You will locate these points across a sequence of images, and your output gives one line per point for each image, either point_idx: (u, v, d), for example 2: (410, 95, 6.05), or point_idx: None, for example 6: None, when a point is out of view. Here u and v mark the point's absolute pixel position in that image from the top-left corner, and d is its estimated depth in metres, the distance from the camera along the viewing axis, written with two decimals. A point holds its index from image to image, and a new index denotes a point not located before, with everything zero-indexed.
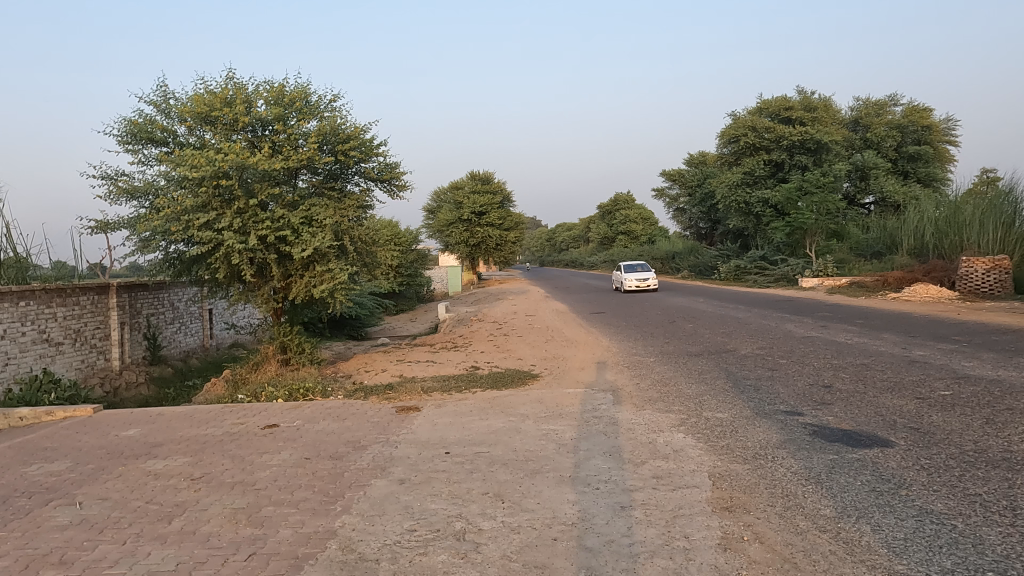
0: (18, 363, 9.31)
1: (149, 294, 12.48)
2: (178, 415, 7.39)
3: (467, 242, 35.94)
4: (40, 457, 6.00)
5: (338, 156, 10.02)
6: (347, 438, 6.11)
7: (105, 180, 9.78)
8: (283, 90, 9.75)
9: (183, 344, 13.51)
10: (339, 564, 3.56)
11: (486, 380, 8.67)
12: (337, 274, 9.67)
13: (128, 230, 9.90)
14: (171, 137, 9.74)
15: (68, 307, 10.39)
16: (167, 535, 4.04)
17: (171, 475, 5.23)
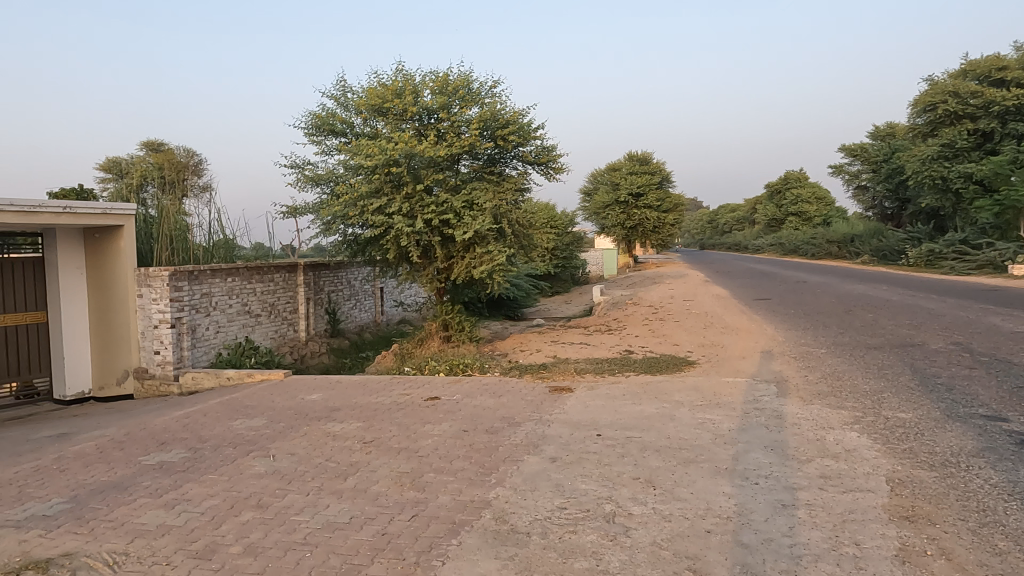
0: (226, 331, 10.68)
1: (330, 272, 13.69)
2: (353, 383, 8.12)
3: (624, 224, 35.40)
4: (242, 413, 6.89)
5: (498, 141, 10.32)
6: (502, 413, 6.34)
7: (294, 169, 10.90)
8: (447, 79, 10.20)
9: (358, 318, 14.75)
10: (493, 533, 3.72)
11: (640, 364, 8.55)
12: (495, 256, 9.96)
13: (313, 214, 10.97)
14: (349, 128, 10.58)
15: (265, 283, 11.71)
16: (343, 491, 4.47)
17: (347, 437, 5.77)
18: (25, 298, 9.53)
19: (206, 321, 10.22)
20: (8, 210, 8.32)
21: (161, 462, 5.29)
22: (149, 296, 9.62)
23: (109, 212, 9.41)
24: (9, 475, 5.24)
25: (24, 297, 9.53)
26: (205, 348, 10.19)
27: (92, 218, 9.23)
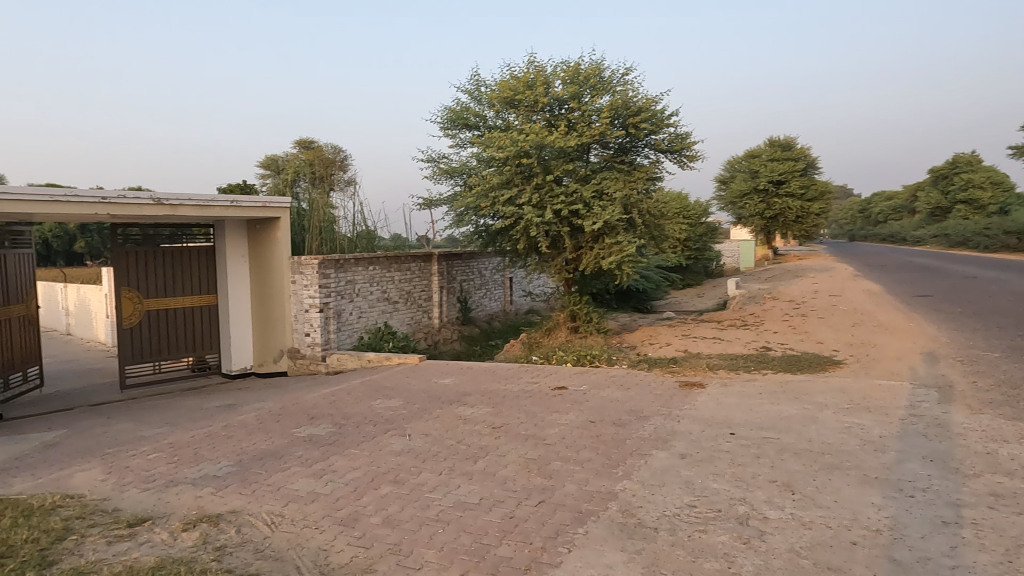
0: (367, 316, 11.38)
1: (462, 262, 14.14)
2: (483, 369, 8.37)
3: (762, 213, 33.55)
4: (381, 394, 7.33)
5: (629, 129, 10.13)
6: (630, 406, 6.26)
7: (431, 163, 11.36)
8: (578, 68, 10.15)
9: (488, 307, 15.15)
10: (619, 525, 3.70)
11: (779, 362, 8.08)
12: (625, 246, 9.79)
13: (447, 206, 11.39)
14: (482, 121, 10.86)
15: (402, 272, 12.32)
16: (473, 473, 4.62)
17: (477, 421, 5.96)
18: (200, 282, 10.73)
19: (349, 307, 10.95)
20: (187, 204, 9.38)
21: (311, 435, 5.76)
22: (301, 282, 10.44)
23: (269, 205, 10.31)
24: (186, 438, 5.94)
25: (199, 282, 10.72)
26: (349, 331, 10.93)
27: (254, 210, 10.16)
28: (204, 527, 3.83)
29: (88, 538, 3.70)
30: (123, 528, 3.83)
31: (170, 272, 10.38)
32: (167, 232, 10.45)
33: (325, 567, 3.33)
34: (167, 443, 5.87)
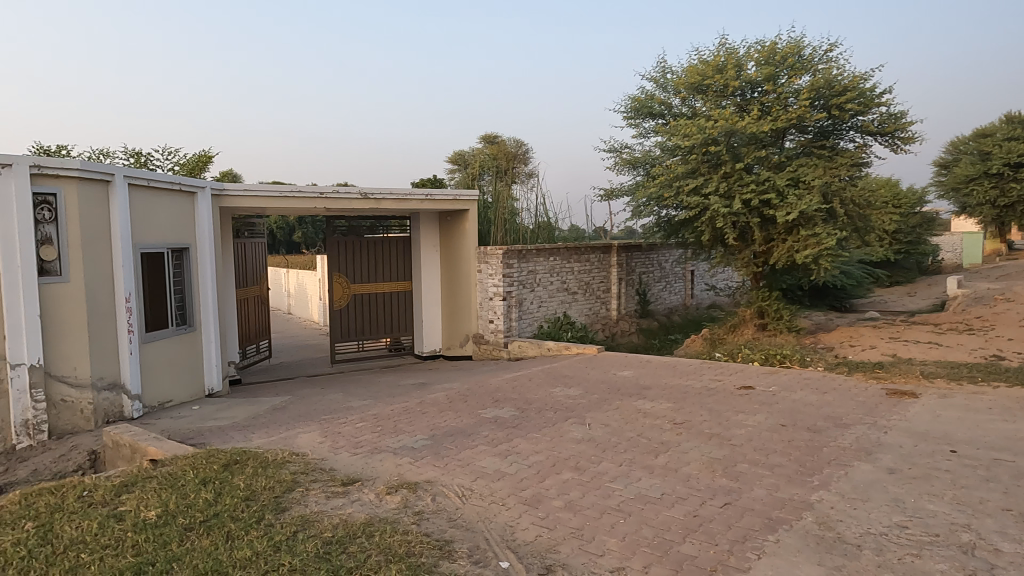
0: (547, 306, 11.64)
1: (642, 254, 13.89)
2: (663, 364, 8.21)
3: (995, 201, 28.99)
4: (560, 382, 7.49)
5: (832, 111, 9.29)
6: (827, 412, 5.78)
7: (613, 153, 11.32)
8: (774, 48, 9.50)
9: (667, 301, 14.78)
10: (816, 538, 3.45)
11: (1015, 374, 6.97)
12: (823, 239, 9.01)
13: (629, 197, 11.29)
14: (667, 110, 10.62)
15: (582, 263, 12.42)
16: (654, 467, 4.57)
17: (657, 416, 5.87)
18: (397, 270, 11.69)
19: (530, 296, 11.29)
20: (389, 197, 10.26)
21: (496, 417, 6.05)
22: (487, 272, 10.92)
23: (459, 198, 10.92)
24: (387, 412, 6.53)
25: (396, 269, 11.69)
26: (530, 320, 11.28)
27: (446, 203, 10.82)
28: (404, 492, 4.20)
29: (311, 492, 4.23)
30: (338, 486, 4.33)
31: (371, 260, 11.44)
32: (368, 223, 11.50)
33: (512, 542, 3.50)
34: (371, 414, 6.51)
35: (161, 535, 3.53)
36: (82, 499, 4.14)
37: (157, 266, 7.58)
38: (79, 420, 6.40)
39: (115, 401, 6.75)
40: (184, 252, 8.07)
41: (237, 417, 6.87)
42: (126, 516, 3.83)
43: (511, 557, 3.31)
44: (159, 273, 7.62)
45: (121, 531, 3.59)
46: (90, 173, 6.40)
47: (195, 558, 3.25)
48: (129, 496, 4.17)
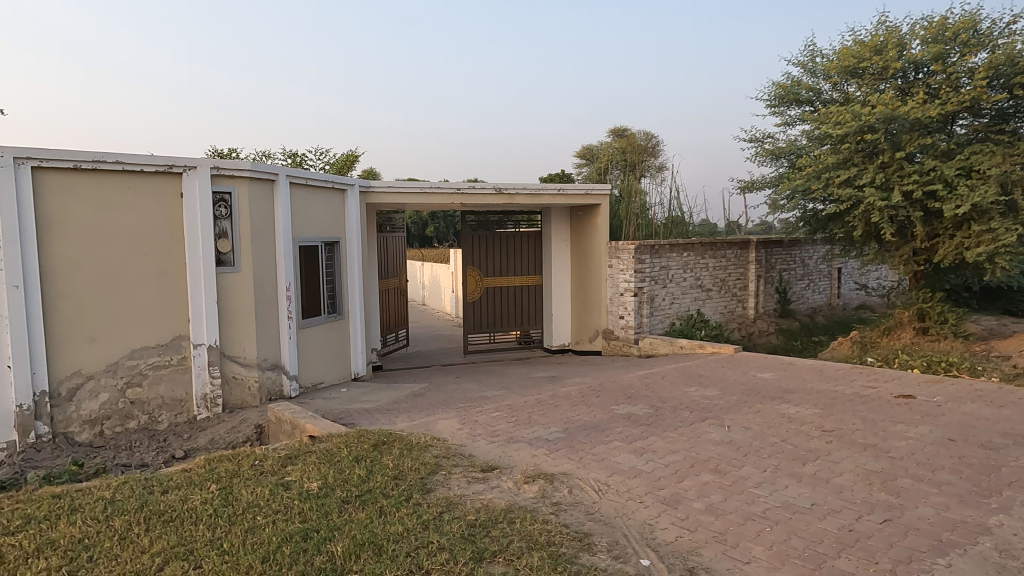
0: (679, 302, 11.32)
1: (783, 250, 13.10)
2: (808, 367, 7.73)
3: None
4: (696, 381, 7.27)
5: (1014, 91, 8.25)
6: (1006, 429, 5.17)
7: (754, 144, 10.80)
8: (945, 23, 8.60)
9: (810, 300, 13.88)
10: (996, 566, 3.11)
11: None
12: (1001, 235, 8.01)
13: (771, 189, 10.74)
14: (816, 96, 9.99)
15: (717, 259, 11.95)
16: (802, 475, 4.33)
17: (803, 422, 5.55)
18: (527, 264, 11.87)
19: (663, 292, 11.04)
20: (522, 192, 10.42)
21: (629, 413, 5.99)
22: (618, 267, 10.82)
23: (592, 192, 10.87)
24: (520, 403, 6.67)
25: (527, 263, 11.87)
26: (661, 317, 11.04)
27: (578, 197, 10.82)
28: (541, 482, 4.27)
29: (453, 475, 4.42)
30: (478, 471, 4.49)
31: (503, 254, 11.71)
32: (499, 218, 11.75)
33: (652, 540, 3.46)
34: (505, 404, 6.67)
35: (323, 505, 3.85)
36: (254, 467, 4.60)
37: (312, 258, 8.23)
38: (246, 396, 7.11)
39: (276, 380, 7.42)
40: (335, 246, 8.70)
41: (381, 401, 7.31)
42: (292, 485, 4.21)
43: (652, 556, 3.28)
44: (313, 265, 8.26)
45: (289, 499, 3.95)
46: (259, 174, 7.07)
47: (353, 529, 3.51)
48: (293, 467, 4.58)
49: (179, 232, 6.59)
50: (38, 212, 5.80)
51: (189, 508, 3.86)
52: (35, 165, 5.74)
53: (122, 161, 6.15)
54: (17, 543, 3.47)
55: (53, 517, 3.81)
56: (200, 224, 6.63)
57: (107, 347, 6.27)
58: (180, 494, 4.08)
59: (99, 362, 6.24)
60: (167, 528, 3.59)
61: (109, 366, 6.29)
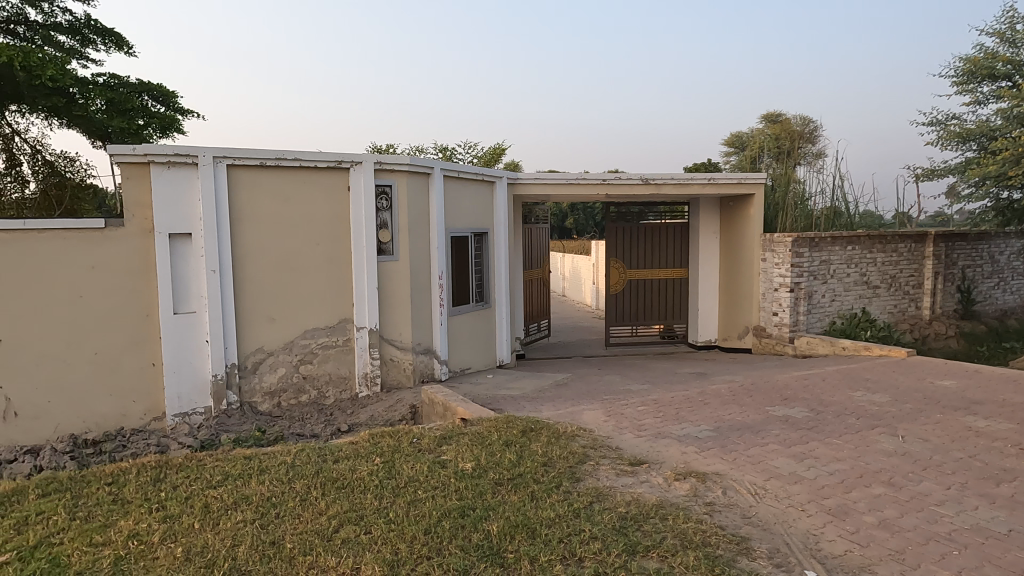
0: (842, 300, 10.47)
1: (968, 244, 11.69)
2: (999, 376, 6.85)
3: None
4: (862, 386, 6.71)
5: None
6: None
7: (937, 126, 9.70)
8: None
9: (1000, 301, 12.29)
10: None
11: None
12: None
13: (956, 176, 9.61)
14: (1017, 69, 8.79)
15: (887, 253, 10.90)
16: (996, 497, 3.85)
17: (995, 437, 4.93)
18: (673, 256, 11.55)
19: (822, 289, 10.27)
20: (670, 182, 10.12)
21: (787, 416, 5.65)
22: (772, 260, 10.21)
23: (744, 181, 10.31)
24: (667, 398, 6.52)
25: (673, 255, 11.55)
26: (820, 315, 10.28)
27: (730, 186, 10.31)
28: (693, 481, 4.16)
29: (601, 467, 4.43)
30: (627, 464, 4.46)
31: (647, 246, 11.48)
32: (640, 209, 11.56)
33: (817, 552, 3.26)
34: (652, 399, 6.56)
35: (477, 485, 4.02)
36: (413, 444, 4.89)
37: (462, 248, 8.55)
38: (402, 377, 7.56)
39: (428, 364, 7.82)
40: (483, 236, 8.96)
41: (526, 389, 7.46)
42: (448, 464, 4.42)
43: (817, 568, 3.09)
44: (463, 255, 8.58)
45: (445, 476, 4.15)
46: (416, 168, 7.43)
47: (506, 510, 3.63)
48: (448, 447, 4.81)
49: (346, 223, 7.12)
50: (231, 205, 6.55)
51: (358, 477, 4.20)
52: (229, 164, 6.48)
53: (299, 158, 6.76)
54: (219, 496, 3.96)
55: (246, 475, 4.30)
56: (364, 216, 7.11)
57: (285, 327, 6.94)
58: (350, 464, 4.44)
59: (278, 340, 6.93)
60: (340, 494, 3.92)
61: (286, 344, 6.97)
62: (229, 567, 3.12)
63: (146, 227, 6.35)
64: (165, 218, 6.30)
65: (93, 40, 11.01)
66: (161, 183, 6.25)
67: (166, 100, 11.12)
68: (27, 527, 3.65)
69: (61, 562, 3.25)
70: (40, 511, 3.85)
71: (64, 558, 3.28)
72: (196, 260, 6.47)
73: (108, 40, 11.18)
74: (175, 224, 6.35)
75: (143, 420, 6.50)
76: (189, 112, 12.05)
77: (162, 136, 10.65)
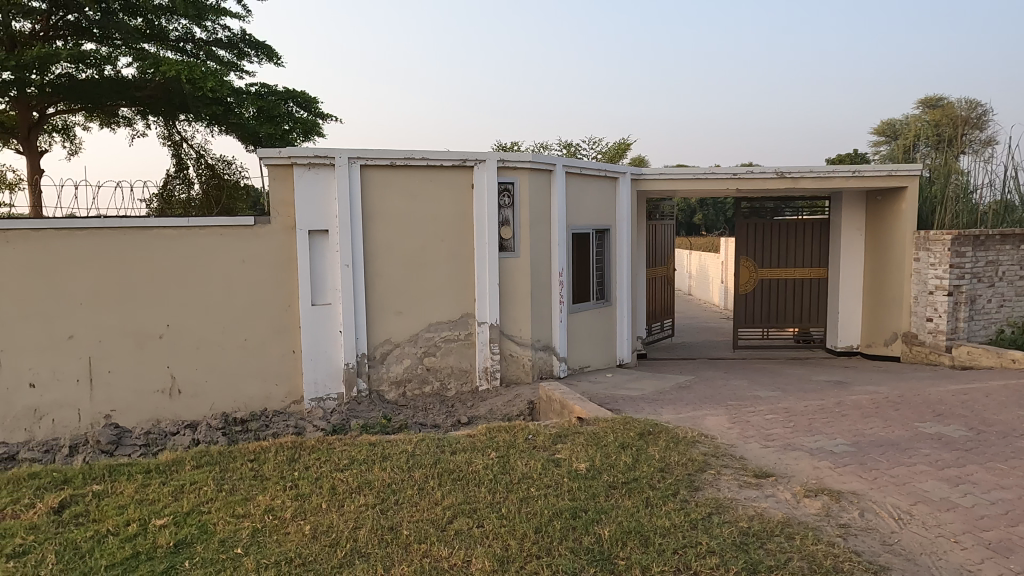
0: (1013, 305, 9.34)
1: None
2: None
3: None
4: None
5: None
6: None
7: None
8: None
9: None
10: None
11: None
12: None
13: None
14: None
15: None
16: None
17: None
18: (810, 255, 10.77)
19: (988, 293, 9.16)
20: (808, 175, 9.43)
21: (940, 435, 5.08)
22: (927, 260, 9.22)
23: (895, 173, 9.39)
24: (799, 407, 6.09)
25: (811, 254, 10.78)
26: (984, 322, 9.18)
27: (878, 179, 9.44)
28: (826, 499, 3.84)
29: (723, 476, 4.20)
30: (751, 476, 4.20)
31: (782, 243, 10.81)
32: (773, 205, 10.89)
33: None
34: (782, 407, 6.15)
35: (591, 487, 3.95)
36: (528, 441, 4.91)
37: (583, 245, 8.48)
38: (521, 372, 7.63)
39: (547, 361, 7.84)
40: (605, 233, 8.82)
41: (646, 390, 7.27)
42: (562, 463, 4.40)
43: None
44: (584, 252, 8.51)
45: (559, 475, 4.13)
46: (539, 165, 7.46)
47: (620, 515, 3.54)
48: (563, 446, 4.79)
49: (470, 220, 7.28)
50: (364, 203, 6.91)
51: (473, 470, 4.28)
52: (362, 164, 6.83)
53: (426, 158, 6.99)
54: (345, 479, 4.19)
55: (370, 461, 4.52)
56: (486, 213, 7.24)
57: (411, 320, 7.22)
58: (467, 457, 4.53)
59: (404, 332, 7.22)
60: (455, 486, 4.02)
61: (412, 336, 7.25)
62: (350, 548, 3.29)
63: (289, 224, 6.86)
64: (305, 216, 6.78)
65: (247, 53, 12.06)
66: (302, 183, 6.73)
67: (308, 106, 11.95)
68: (183, 494, 4.07)
69: (208, 529, 3.58)
70: (195, 481, 4.28)
71: (211, 526, 3.61)
72: (332, 255, 6.91)
73: (260, 52, 12.18)
74: (314, 222, 6.80)
75: (284, 402, 7.04)
76: (329, 118, 12.87)
77: (306, 139, 11.44)
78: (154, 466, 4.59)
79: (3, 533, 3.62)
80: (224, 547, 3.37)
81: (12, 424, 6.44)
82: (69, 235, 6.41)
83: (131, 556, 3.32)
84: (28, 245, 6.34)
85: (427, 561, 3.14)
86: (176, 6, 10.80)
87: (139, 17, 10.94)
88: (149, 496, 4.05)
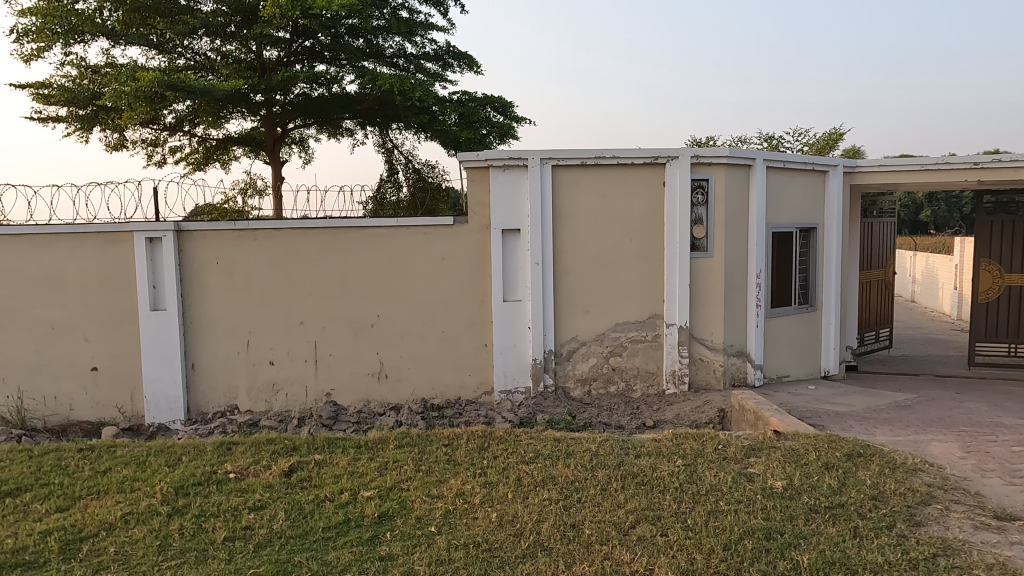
0: None
1: None
2: None
3: None
4: None
5: None
6: None
7: None
8: None
9: None
10: None
11: None
12: None
13: None
14: None
15: None
16: None
17: None
18: None
19: None
20: None
21: None
22: None
23: None
24: None
25: None
26: None
27: None
28: None
29: (953, 514, 3.63)
30: (990, 518, 3.58)
31: None
32: None
33: None
34: None
35: (788, 507, 3.64)
36: (718, 451, 4.66)
37: (784, 245, 7.85)
38: (712, 377, 7.28)
39: (740, 367, 7.40)
40: (810, 232, 8.10)
41: (857, 406, 6.54)
42: (755, 478, 4.11)
43: None
44: (786, 252, 7.88)
45: (751, 492, 3.86)
46: (737, 160, 7.05)
47: (822, 543, 3.23)
48: (756, 459, 4.48)
49: (661, 219, 7.09)
50: (554, 203, 7.05)
51: (658, 476, 4.16)
52: (553, 164, 6.97)
53: (617, 156, 6.94)
54: (531, 471, 4.31)
55: (554, 456, 4.60)
56: (678, 210, 7.00)
57: (598, 319, 7.22)
58: (651, 462, 4.42)
59: (591, 331, 7.24)
60: (639, 490, 3.94)
61: (599, 335, 7.25)
62: (533, 540, 3.37)
63: (484, 223, 7.22)
64: (500, 216, 7.08)
65: (451, 64, 12.91)
66: (498, 185, 7.03)
67: (505, 109, 12.48)
68: (386, 471, 4.46)
69: (407, 505, 3.88)
70: (397, 459, 4.67)
71: (409, 503, 3.91)
72: (523, 253, 7.13)
73: (462, 62, 12.96)
74: (508, 221, 7.08)
75: (476, 392, 7.43)
76: (524, 120, 13.34)
77: (500, 142, 12.06)
78: (365, 443, 5.09)
79: (246, 488, 4.25)
80: (420, 524, 3.64)
81: (256, 395, 7.53)
82: (302, 233, 7.34)
83: (343, 521, 3.71)
84: (270, 242, 7.37)
85: (608, 564, 3.12)
86: (391, 25, 11.90)
87: (361, 39, 12.13)
88: (358, 469, 4.49)
